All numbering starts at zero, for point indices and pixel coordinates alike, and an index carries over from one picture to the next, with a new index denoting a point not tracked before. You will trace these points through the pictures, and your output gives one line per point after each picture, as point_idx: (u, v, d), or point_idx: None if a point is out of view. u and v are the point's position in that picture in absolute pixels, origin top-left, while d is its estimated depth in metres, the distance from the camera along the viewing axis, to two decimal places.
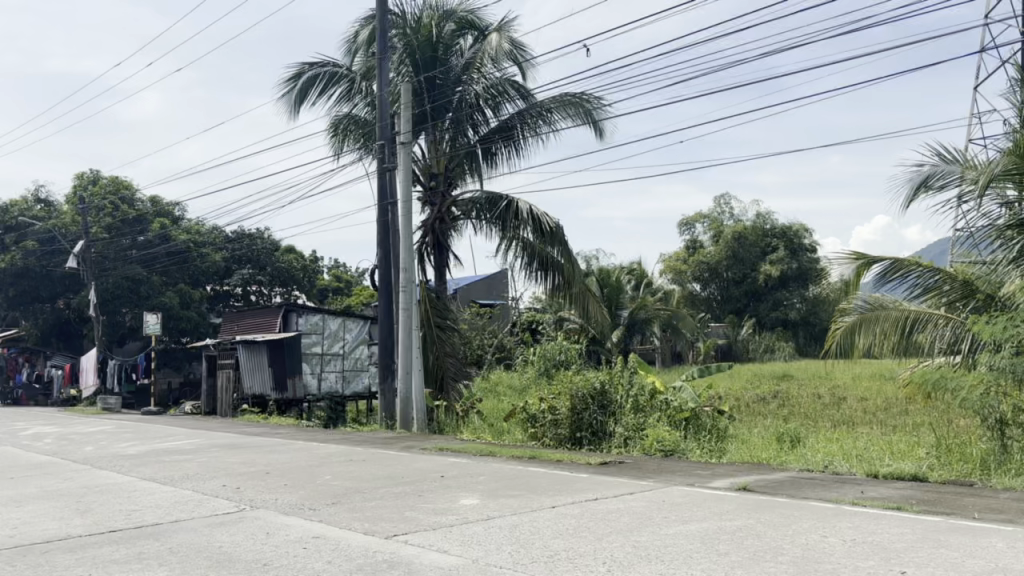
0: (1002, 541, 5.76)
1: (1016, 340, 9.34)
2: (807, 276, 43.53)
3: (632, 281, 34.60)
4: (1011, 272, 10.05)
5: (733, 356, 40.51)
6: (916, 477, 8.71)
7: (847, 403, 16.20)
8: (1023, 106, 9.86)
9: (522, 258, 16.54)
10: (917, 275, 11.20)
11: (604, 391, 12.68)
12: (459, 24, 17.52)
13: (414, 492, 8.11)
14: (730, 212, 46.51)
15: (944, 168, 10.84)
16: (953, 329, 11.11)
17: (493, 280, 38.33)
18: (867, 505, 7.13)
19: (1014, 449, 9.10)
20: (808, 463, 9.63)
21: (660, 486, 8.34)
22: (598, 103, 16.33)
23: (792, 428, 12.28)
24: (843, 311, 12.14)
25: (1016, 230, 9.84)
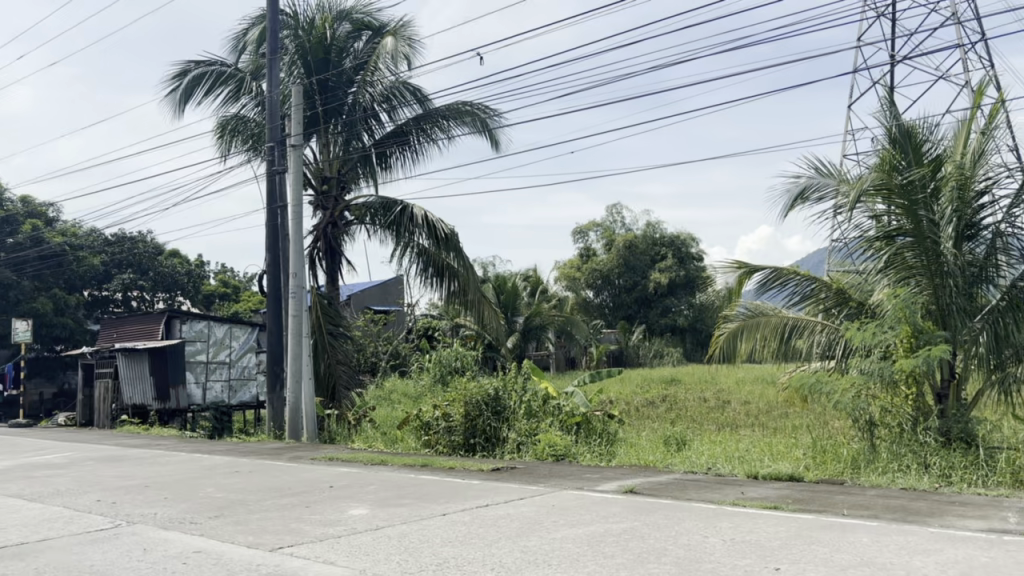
0: (868, 536, 6.09)
1: (883, 346, 9.89)
2: (694, 284, 44.87)
3: (528, 287, 34.89)
4: (882, 280, 10.73)
5: (625, 362, 41.22)
6: (793, 477, 9.09)
7: (731, 407, 16.81)
8: (889, 124, 10.47)
9: (417, 264, 16.48)
10: (795, 284, 11.61)
11: (497, 397, 12.70)
12: (354, 26, 17.31)
13: (301, 503, 7.93)
14: (622, 221, 47.56)
15: (820, 181, 11.34)
16: (829, 335, 11.48)
17: (388, 286, 37.95)
18: (746, 505, 7.41)
19: (881, 447, 9.82)
20: (693, 465, 9.94)
21: (550, 491, 8.44)
22: (492, 113, 16.48)
23: (679, 432, 12.67)
24: (725, 318, 12.54)
25: (883, 241, 10.52)
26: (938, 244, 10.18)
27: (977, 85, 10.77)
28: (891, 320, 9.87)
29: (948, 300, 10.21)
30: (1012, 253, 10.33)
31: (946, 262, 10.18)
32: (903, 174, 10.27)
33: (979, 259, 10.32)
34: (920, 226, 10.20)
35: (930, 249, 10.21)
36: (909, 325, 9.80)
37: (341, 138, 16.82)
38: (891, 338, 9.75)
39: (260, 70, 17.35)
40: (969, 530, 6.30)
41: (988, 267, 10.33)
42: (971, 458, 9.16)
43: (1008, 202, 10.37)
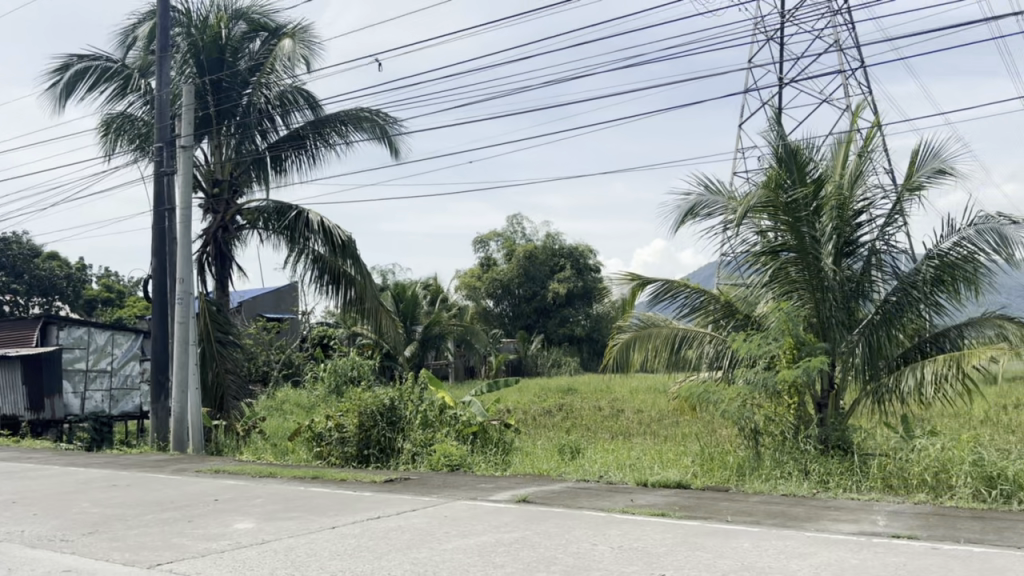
0: (749, 541, 6.31)
1: (768, 356, 10.27)
2: (591, 294, 45.69)
3: (428, 296, 34.71)
4: (767, 293, 11.18)
5: (524, 371, 41.51)
6: (680, 484, 9.33)
7: (624, 415, 17.16)
8: (775, 144, 10.92)
9: (312, 271, 16.16)
10: (685, 296, 11.93)
11: (393, 407, 12.56)
12: (250, 26, 16.88)
13: (183, 517, 7.63)
14: (523, 231, 47.97)
15: (710, 198, 11.70)
16: (716, 346, 11.80)
17: (282, 293, 37.10)
18: (635, 512, 7.57)
19: (765, 455, 10.22)
20: (585, 473, 10.08)
21: (442, 501, 8.40)
22: (392, 120, 16.36)
23: (573, 441, 12.84)
24: (619, 328, 12.55)
25: (768, 255, 10.97)
26: (819, 260, 10.68)
27: (856, 109, 11.35)
28: (775, 332, 10.27)
29: (828, 313, 10.72)
30: (885, 270, 10.91)
31: (826, 277, 10.68)
32: (788, 193, 10.71)
33: (856, 275, 10.87)
34: (802, 242, 10.67)
35: (812, 265, 10.69)
36: (791, 337, 10.24)
37: (234, 140, 16.41)
38: (775, 349, 10.15)
39: (149, 67, 16.74)
40: (843, 534, 6.60)
41: (864, 282, 10.88)
42: (847, 464, 9.63)
43: (883, 221, 10.97)
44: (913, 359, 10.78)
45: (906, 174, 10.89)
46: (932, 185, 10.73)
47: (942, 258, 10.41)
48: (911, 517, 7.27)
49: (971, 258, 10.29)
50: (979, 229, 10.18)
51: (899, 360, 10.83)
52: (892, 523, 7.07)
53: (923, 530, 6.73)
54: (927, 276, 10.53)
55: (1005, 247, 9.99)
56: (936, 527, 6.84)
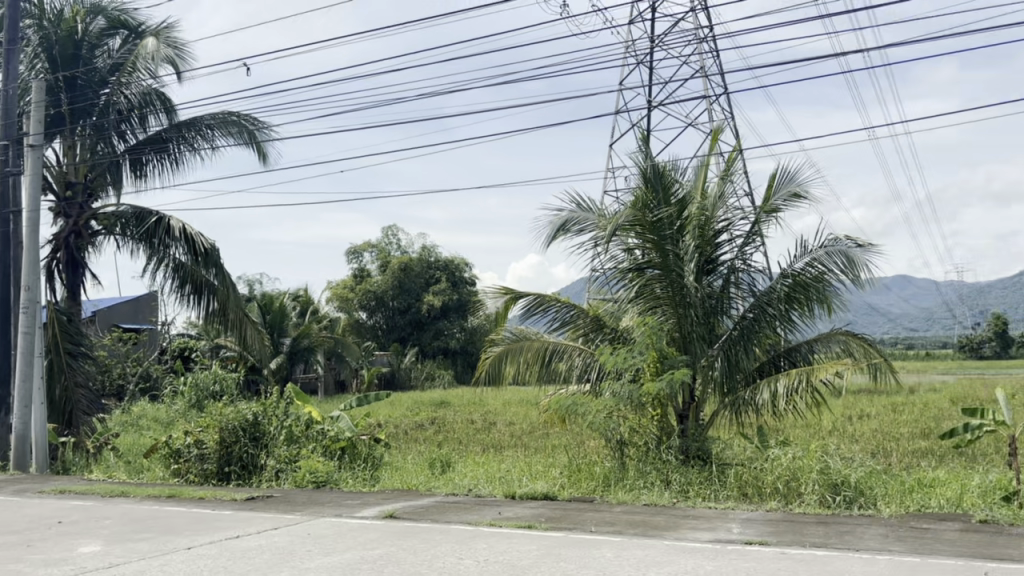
0: (611, 551, 6.46)
1: (633, 368, 10.56)
2: (467, 307, 45.84)
3: (297, 308, 33.87)
4: (632, 308, 11.52)
5: (396, 384, 41.08)
6: (547, 496, 9.45)
7: (496, 428, 17.28)
8: (642, 165, 11.28)
9: (172, 281, 15.48)
10: (555, 310, 12.11)
11: (257, 422, 12.13)
12: (110, 22, 16.10)
13: (21, 542, 7.12)
14: (398, 243, 47.58)
15: (581, 215, 11.95)
16: (585, 360, 11.99)
17: (140, 302, 35.34)
18: (501, 525, 7.60)
19: (629, 465, 10.53)
20: (455, 487, 10.06)
21: (306, 518, 8.20)
22: (261, 125, 15.90)
23: (443, 455, 12.82)
24: (492, 342, 12.61)
25: (634, 272, 11.35)
26: (682, 277, 11.10)
27: (717, 134, 11.90)
28: (640, 346, 10.59)
29: (689, 328, 11.14)
30: (743, 287, 11.45)
31: (689, 293, 11.10)
32: (654, 212, 11.08)
33: (716, 292, 11.35)
34: (666, 261, 11.07)
35: (675, 282, 11.11)
36: (655, 351, 10.59)
37: (88, 141, 15.48)
38: (639, 362, 10.47)
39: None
40: (699, 541, 6.86)
41: (723, 299, 11.37)
42: (705, 473, 10.02)
43: (741, 240, 11.51)
44: (768, 372, 11.32)
45: (764, 197, 11.48)
46: (787, 208, 11.36)
47: (795, 277, 11.03)
48: (763, 524, 7.64)
49: (820, 278, 10.94)
50: (828, 251, 10.84)
51: (755, 374, 11.34)
52: (744, 530, 7.40)
53: (773, 536, 7.08)
54: (780, 294, 11.13)
55: (851, 268, 10.68)
56: (785, 533, 7.20)
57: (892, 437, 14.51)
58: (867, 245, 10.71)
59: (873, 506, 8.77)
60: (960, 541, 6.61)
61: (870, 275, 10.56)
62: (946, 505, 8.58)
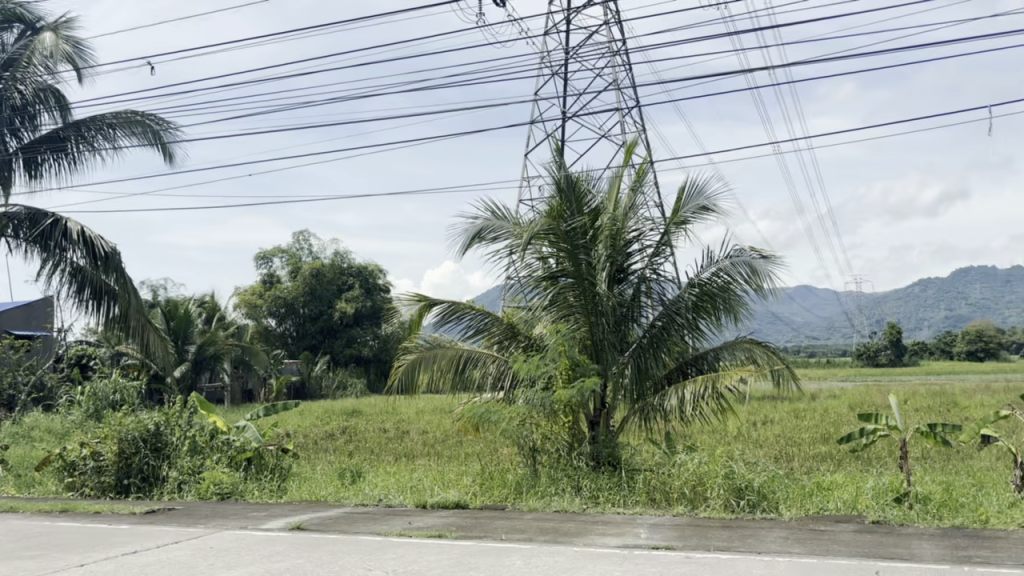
0: (521, 558, 6.47)
1: (546, 376, 10.64)
2: (380, 314, 45.41)
3: (204, 315, 32.87)
4: (546, 316, 11.60)
5: (307, 394, 40.31)
6: (459, 504, 9.42)
7: (409, 436, 17.15)
8: (556, 174, 11.38)
9: (69, 286, 14.82)
10: (470, 318, 12.08)
11: (158, 433, 11.71)
12: (4, 15, 15.39)
13: None
14: (309, 249, 46.79)
15: (496, 223, 11.96)
16: (498, 367, 12.00)
17: (33, 308, 33.72)
18: (411, 535, 7.52)
19: (541, 472, 10.60)
20: (364, 497, 9.93)
21: (209, 532, 7.95)
22: (166, 126, 15.41)
23: (354, 464, 12.64)
24: (405, 349, 12.46)
25: (548, 280, 11.44)
26: (594, 285, 11.25)
27: (630, 146, 12.10)
28: (552, 353, 10.67)
29: (600, 336, 11.29)
30: (653, 296, 11.67)
31: (601, 302, 11.26)
32: (568, 222, 11.19)
33: (627, 300, 11.53)
34: (580, 269, 11.20)
35: (587, 290, 11.25)
36: (567, 358, 10.70)
37: None
38: (552, 369, 10.55)
39: None
40: (607, 547, 6.93)
41: (633, 307, 11.57)
42: (615, 479, 10.15)
43: (652, 250, 11.74)
44: (676, 379, 11.55)
45: (673, 208, 11.73)
46: (696, 220, 11.64)
47: (702, 287, 11.29)
48: (669, 529, 7.79)
49: (726, 288, 11.23)
50: (733, 261, 11.14)
51: (664, 381, 11.56)
52: (651, 535, 7.53)
53: (678, 540, 7.21)
54: (687, 303, 11.38)
55: (755, 278, 10.99)
56: (690, 538, 7.36)
57: (794, 442, 14.99)
58: (770, 257, 11.06)
59: (774, 509, 9.03)
60: (854, 542, 6.88)
61: (773, 285, 10.89)
62: (843, 507, 8.93)
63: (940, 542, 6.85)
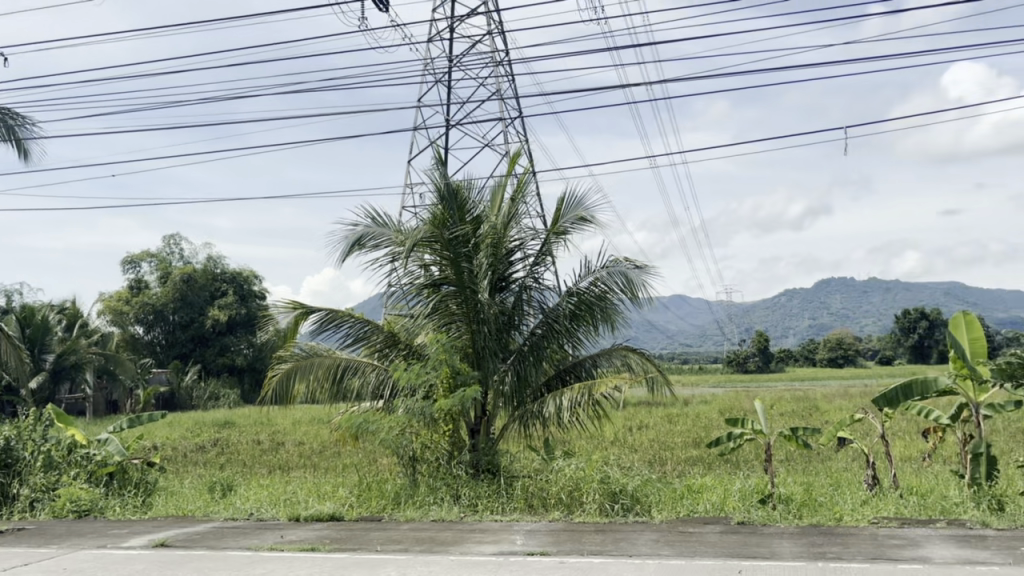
0: (395, 570, 6.40)
1: (426, 385, 10.58)
2: (255, 322, 44.15)
3: (64, 322, 31.05)
4: (427, 324, 11.54)
5: (176, 405, 38.63)
6: (334, 516, 9.24)
7: (284, 448, 16.73)
8: (438, 182, 11.36)
9: None
10: (348, 326, 11.87)
11: (8, 448, 10.96)
12: None
13: None
14: (180, 253, 45.02)
15: (377, 230, 11.80)
16: (378, 376, 11.85)
17: None
18: (283, 549, 7.33)
19: (420, 481, 10.53)
20: (235, 511, 9.60)
21: (63, 552, 7.49)
22: (22, 121, 14.51)
23: (225, 478, 12.21)
24: (280, 358, 12.05)
25: (430, 288, 11.38)
26: (476, 294, 11.27)
27: (512, 156, 12.22)
28: (433, 362, 10.63)
29: (482, 344, 11.31)
30: (533, 304, 11.80)
31: (483, 310, 11.29)
32: (450, 230, 11.16)
33: (508, 308, 11.62)
34: (461, 277, 11.19)
35: (469, 298, 11.26)
36: (448, 367, 10.68)
37: None
38: (432, 378, 10.51)
39: None
40: (483, 555, 6.95)
41: (515, 315, 11.66)
42: (494, 487, 10.19)
43: (533, 259, 11.87)
44: (555, 386, 11.70)
45: (553, 219, 11.91)
46: (575, 230, 11.84)
47: (580, 295, 11.51)
48: (544, 535, 7.88)
49: (603, 297, 11.47)
50: (610, 271, 11.40)
51: (543, 388, 11.68)
52: (527, 541, 7.60)
53: (553, 546, 7.30)
54: (566, 311, 11.57)
55: (630, 287, 11.28)
56: (564, 543, 7.47)
57: (667, 446, 15.49)
58: (644, 267, 11.37)
59: (647, 512, 9.29)
60: (720, 543, 7.16)
61: (648, 294, 11.21)
62: (711, 509, 9.27)
63: (798, 540, 7.22)
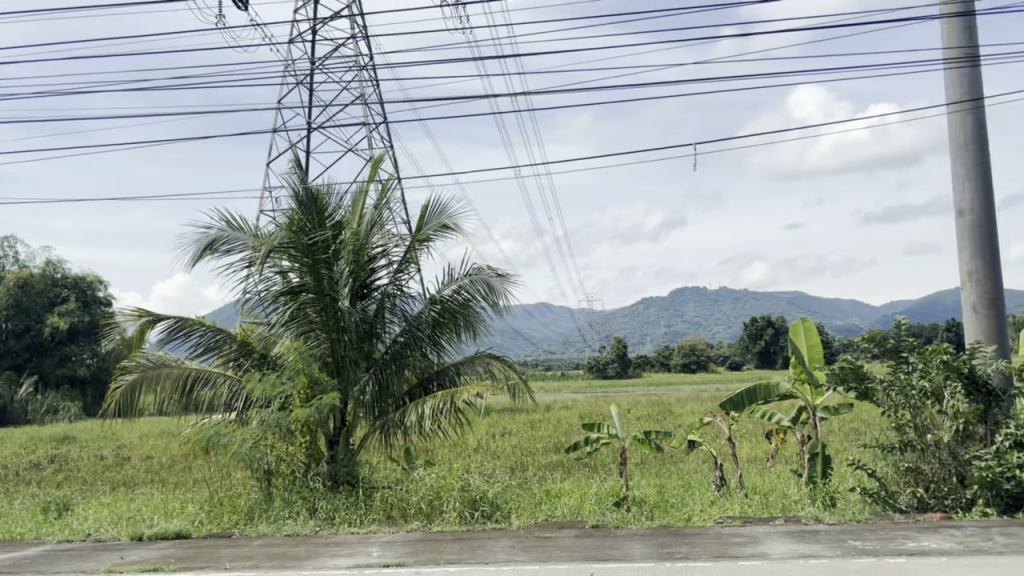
0: None
1: (282, 395, 10.28)
2: (99, 331, 41.72)
3: None
4: (284, 334, 11.20)
5: (8, 420, 35.85)
6: (179, 534, 8.82)
7: (129, 463, 15.85)
8: (297, 187, 11.07)
9: None
10: (199, 335, 11.37)
11: None
12: None
13: None
14: (15, 256, 41.96)
15: (231, 235, 11.35)
16: (230, 387, 11.41)
17: None
18: (122, 571, 6.91)
19: (275, 495, 10.21)
20: (70, 532, 9.01)
21: None
22: None
23: (60, 497, 11.43)
24: (124, 369, 11.38)
25: (287, 295, 11.05)
26: (335, 301, 11.03)
27: (375, 162, 12.06)
28: (289, 371, 10.38)
29: (341, 353, 11.09)
30: (395, 312, 11.70)
31: (342, 318, 11.07)
32: (310, 235, 10.89)
33: (369, 316, 11.45)
34: (321, 285, 10.90)
35: (329, 306, 11.00)
36: (305, 376, 10.44)
37: None
38: (288, 388, 10.24)
39: None
40: (337, 569, 6.81)
41: (376, 323, 11.52)
42: (352, 498, 10.02)
43: (394, 267, 11.75)
44: (417, 395, 11.60)
45: (417, 226, 11.84)
46: (438, 238, 11.80)
47: (443, 303, 11.50)
48: (401, 545, 7.81)
49: (466, 305, 11.50)
50: (472, 279, 11.44)
51: (405, 397, 11.56)
52: (384, 553, 7.50)
53: (410, 557, 7.23)
54: (428, 319, 11.52)
55: (492, 295, 11.35)
56: (422, 553, 7.42)
57: (529, 452, 15.71)
58: (506, 275, 11.48)
59: (506, 519, 9.37)
60: (575, 547, 7.30)
61: (509, 302, 11.31)
62: (568, 513, 9.44)
63: (648, 541, 7.46)
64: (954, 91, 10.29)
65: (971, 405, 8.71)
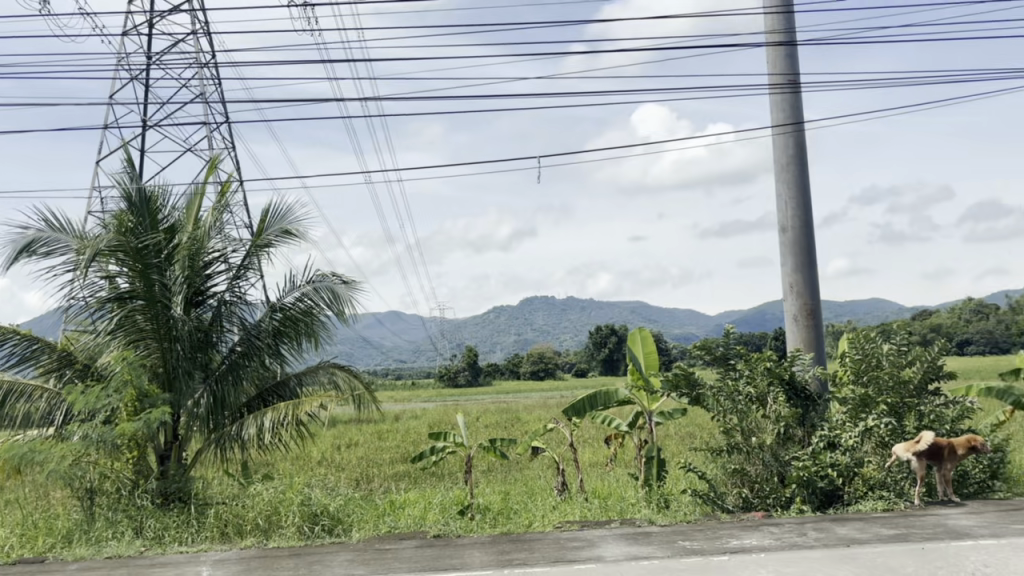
0: None
1: (106, 409, 9.64)
2: None
3: None
4: (111, 343, 10.51)
5: None
6: None
7: None
8: (126, 187, 10.46)
9: None
10: (12, 344, 10.50)
11: None
12: None
13: None
14: None
15: (51, 236, 10.57)
16: (47, 401, 10.57)
17: None
18: None
19: (97, 516, 9.54)
20: None
21: None
22: None
23: None
24: None
25: (114, 302, 10.38)
26: (167, 309, 10.47)
27: (212, 163, 11.56)
28: (116, 383, 9.74)
29: (174, 363, 10.52)
30: (234, 320, 11.22)
31: (175, 326, 10.52)
32: (139, 238, 10.30)
33: (205, 324, 10.93)
34: (151, 291, 10.33)
35: (160, 313, 10.42)
36: (133, 389, 9.83)
37: None
38: (113, 402, 9.60)
39: None
40: None
41: (212, 332, 11.01)
42: (183, 517, 9.51)
43: (232, 273, 11.29)
44: (256, 407, 11.18)
45: (257, 230, 11.43)
46: (279, 243, 11.43)
47: (284, 311, 11.19)
48: (234, 563, 7.50)
49: (309, 312, 11.22)
50: (315, 286, 11.19)
51: (242, 409, 11.11)
52: (214, 572, 7.17)
53: None
54: (268, 328, 11.15)
55: (336, 303, 11.15)
56: (256, 570, 7.14)
57: (374, 463, 15.48)
58: (350, 282, 11.30)
59: (348, 532, 9.16)
60: (414, 558, 7.22)
61: (353, 310, 11.12)
62: (411, 524, 9.35)
63: (488, 549, 7.49)
64: (777, 114, 10.99)
65: (791, 409, 9.38)
